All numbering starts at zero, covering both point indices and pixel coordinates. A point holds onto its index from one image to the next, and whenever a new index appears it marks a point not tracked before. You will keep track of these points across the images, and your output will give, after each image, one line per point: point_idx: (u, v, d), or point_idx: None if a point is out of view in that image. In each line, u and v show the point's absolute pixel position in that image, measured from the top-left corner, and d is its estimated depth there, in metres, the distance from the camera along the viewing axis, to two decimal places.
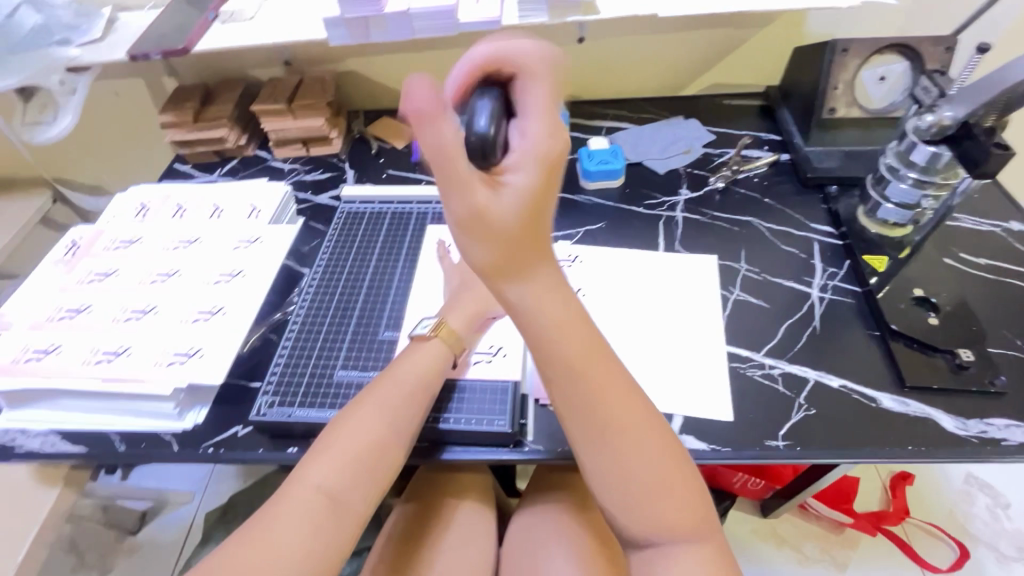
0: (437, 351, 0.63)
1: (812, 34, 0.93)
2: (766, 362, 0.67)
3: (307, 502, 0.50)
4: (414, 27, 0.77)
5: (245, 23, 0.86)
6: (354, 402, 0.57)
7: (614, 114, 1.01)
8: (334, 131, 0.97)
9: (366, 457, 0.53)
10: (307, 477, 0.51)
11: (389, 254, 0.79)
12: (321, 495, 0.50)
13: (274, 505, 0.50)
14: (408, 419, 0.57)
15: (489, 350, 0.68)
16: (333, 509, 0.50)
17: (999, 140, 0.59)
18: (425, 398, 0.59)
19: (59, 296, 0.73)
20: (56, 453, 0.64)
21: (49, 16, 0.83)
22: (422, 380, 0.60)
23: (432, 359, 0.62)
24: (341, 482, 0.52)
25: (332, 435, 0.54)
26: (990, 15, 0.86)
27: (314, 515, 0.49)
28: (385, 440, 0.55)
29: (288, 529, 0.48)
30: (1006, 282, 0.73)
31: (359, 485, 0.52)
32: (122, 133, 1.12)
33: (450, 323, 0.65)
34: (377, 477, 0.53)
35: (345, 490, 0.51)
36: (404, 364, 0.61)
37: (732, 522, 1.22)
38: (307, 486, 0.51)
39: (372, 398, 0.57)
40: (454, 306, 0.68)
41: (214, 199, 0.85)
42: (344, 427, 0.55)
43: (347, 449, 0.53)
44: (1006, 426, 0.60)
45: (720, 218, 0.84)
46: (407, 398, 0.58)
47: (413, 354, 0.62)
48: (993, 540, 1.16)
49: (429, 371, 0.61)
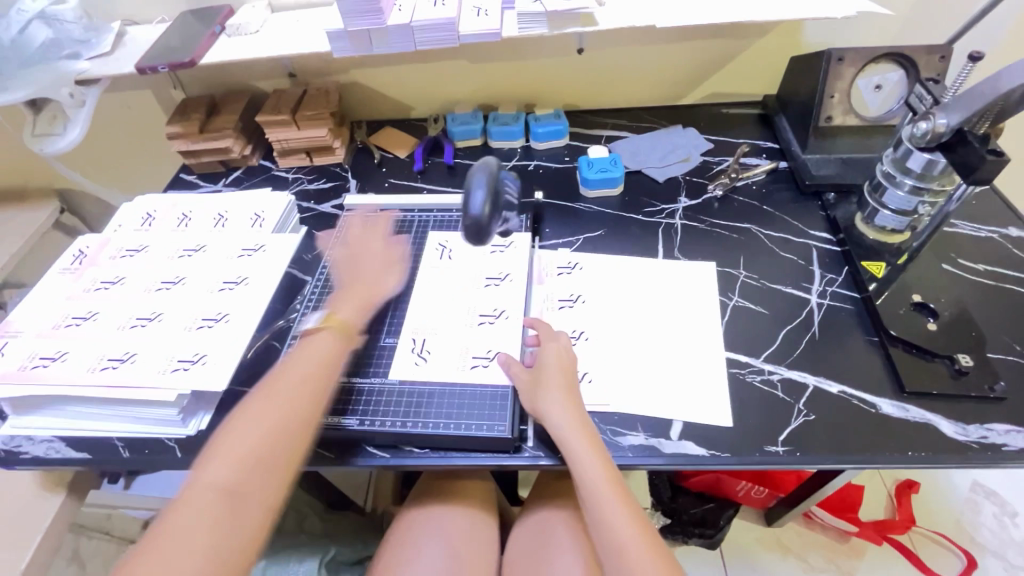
0: (328, 341, 0.63)
1: (809, 43, 0.95)
2: (766, 367, 0.67)
3: (204, 500, 0.49)
4: (416, 39, 0.78)
5: (250, 36, 0.88)
6: (247, 400, 0.57)
7: (614, 124, 1.03)
8: (338, 141, 0.99)
9: (260, 450, 0.53)
10: (201, 478, 0.50)
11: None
12: (216, 492, 0.50)
13: (170, 512, 0.49)
14: (304, 409, 0.57)
15: (487, 355, 0.68)
16: (233, 503, 0.50)
17: (993, 147, 0.60)
18: (318, 387, 0.59)
19: (65, 304, 0.74)
20: (62, 460, 0.66)
21: (59, 30, 0.86)
22: (315, 371, 0.60)
23: (323, 350, 0.62)
24: (239, 476, 0.51)
25: (225, 435, 0.54)
26: (985, 24, 0.87)
27: (210, 512, 0.48)
28: (282, 431, 0.55)
29: (185, 529, 0.47)
30: (1005, 287, 0.73)
31: (259, 478, 0.52)
32: (129, 144, 1.14)
33: (340, 315, 0.67)
34: (277, 468, 0.53)
35: (242, 483, 0.51)
36: (296, 360, 0.61)
37: (736, 531, 1.21)
38: (201, 487, 0.50)
39: (263, 395, 0.57)
40: (342, 298, 0.69)
41: (219, 208, 0.86)
42: (234, 429, 0.54)
43: (237, 446, 0.53)
44: (1007, 431, 0.60)
45: (719, 225, 0.85)
46: (298, 390, 0.58)
47: (304, 349, 0.62)
48: (1000, 549, 1.15)
49: (319, 362, 0.61)
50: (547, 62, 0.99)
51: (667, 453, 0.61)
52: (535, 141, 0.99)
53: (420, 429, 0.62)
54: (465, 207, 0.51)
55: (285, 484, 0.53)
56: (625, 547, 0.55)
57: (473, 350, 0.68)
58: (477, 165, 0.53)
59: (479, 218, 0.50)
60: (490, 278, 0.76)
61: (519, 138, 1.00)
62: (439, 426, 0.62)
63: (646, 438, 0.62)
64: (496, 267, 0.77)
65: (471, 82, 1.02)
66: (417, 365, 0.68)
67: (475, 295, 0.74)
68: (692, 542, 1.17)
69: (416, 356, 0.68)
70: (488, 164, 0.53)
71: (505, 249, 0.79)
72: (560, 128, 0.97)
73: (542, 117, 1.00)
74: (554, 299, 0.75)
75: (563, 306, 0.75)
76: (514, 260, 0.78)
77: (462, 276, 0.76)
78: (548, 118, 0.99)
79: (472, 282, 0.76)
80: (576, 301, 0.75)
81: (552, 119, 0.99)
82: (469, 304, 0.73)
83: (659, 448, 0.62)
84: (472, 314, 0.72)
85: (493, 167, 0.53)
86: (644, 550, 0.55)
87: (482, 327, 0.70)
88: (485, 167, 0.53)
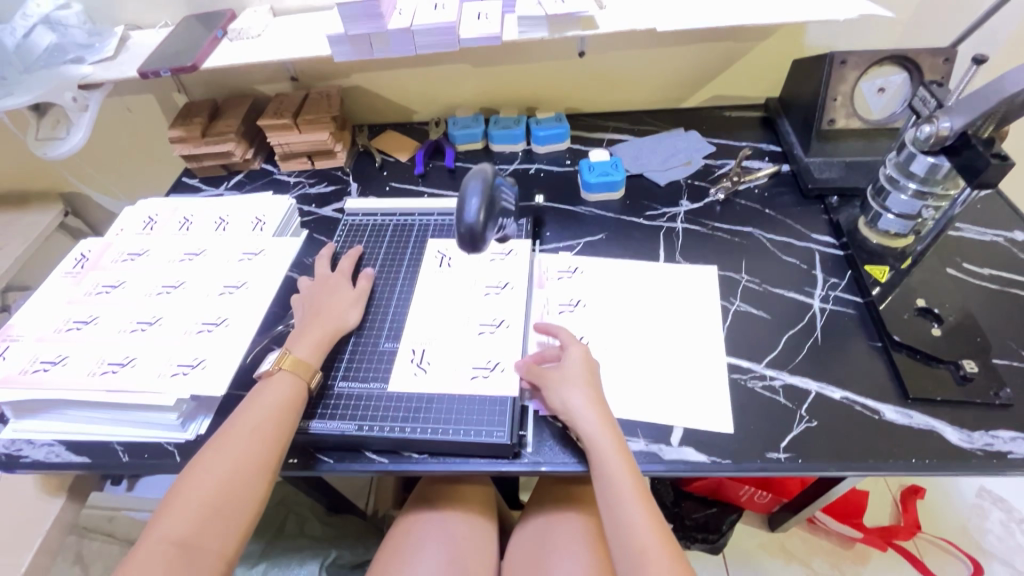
0: (286, 383, 0.62)
1: (811, 46, 0.94)
2: (767, 373, 0.67)
3: (156, 555, 0.50)
4: (417, 43, 0.78)
5: (252, 40, 0.88)
6: (206, 447, 0.57)
7: (615, 126, 1.03)
8: (339, 144, 0.99)
9: (213, 501, 0.53)
10: (156, 531, 0.51)
11: (386, 266, 0.80)
12: (169, 546, 0.50)
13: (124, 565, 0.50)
14: (259, 454, 0.56)
15: (487, 365, 0.67)
16: (185, 557, 0.50)
17: (998, 150, 0.59)
18: (276, 430, 0.58)
19: (66, 308, 0.74)
20: (61, 464, 0.66)
21: (63, 35, 0.87)
22: (271, 414, 0.59)
23: (284, 391, 0.61)
24: (192, 529, 0.51)
25: (182, 484, 0.54)
26: (990, 26, 0.86)
27: (161, 566, 0.49)
28: (236, 480, 0.55)
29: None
30: (1011, 292, 0.72)
31: (211, 530, 0.52)
32: (131, 148, 1.15)
33: (296, 354, 0.65)
34: (230, 517, 0.53)
35: (195, 537, 0.51)
36: (254, 403, 0.60)
37: (738, 536, 1.20)
38: (155, 540, 0.51)
39: (220, 441, 0.57)
40: (299, 336, 0.67)
41: (220, 212, 0.87)
42: (189, 479, 0.54)
43: (191, 497, 0.53)
44: (1013, 438, 0.59)
45: (721, 228, 0.84)
46: (254, 434, 0.57)
47: (264, 391, 0.61)
48: (1007, 556, 1.13)
49: (278, 403, 0.60)
50: (548, 65, 0.98)
51: (668, 459, 0.60)
52: (536, 145, 0.99)
53: (418, 435, 0.62)
54: (461, 215, 0.51)
55: (239, 533, 0.53)
56: (644, 543, 0.53)
57: (473, 360, 0.68)
58: (473, 172, 0.54)
59: (474, 226, 0.51)
60: (490, 286, 0.75)
61: (520, 141, 0.99)
62: (438, 433, 0.62)
63: (646, 445, 0.62)
64: (495, 275, 0.77)
65: (473, 86, 1.02)
66: (417, 375, 0.67)
67: (473, 303, 0.74)
68: (694, 547, 1.16)
69: (416, 366, 0.68)
70: (484, 170, 0.53)
71: (505, 256, 0.79)
72: (562, 131, 0.97)
73: (543, 121, 0.99)
74: (553, 303, 0.75)
75: (563, 311, 0.74)
76: (514, 267, 0.77)
77: (464, 281, 0.77)
78: (549, 121, 0.99)
79: (471, 288, 0.76)
80: (576, 305, 0.75)
81: (553, 122, 0.99)
82: (470, 312, 0.73)
83: (659, 454, 0.61)
84: (472, 324, 0.71)
85: (489, 173, 0.54)
86: (661, 547, 0.53)
87: (482, 336, 0.70)
88: (481, 174, 0.53)
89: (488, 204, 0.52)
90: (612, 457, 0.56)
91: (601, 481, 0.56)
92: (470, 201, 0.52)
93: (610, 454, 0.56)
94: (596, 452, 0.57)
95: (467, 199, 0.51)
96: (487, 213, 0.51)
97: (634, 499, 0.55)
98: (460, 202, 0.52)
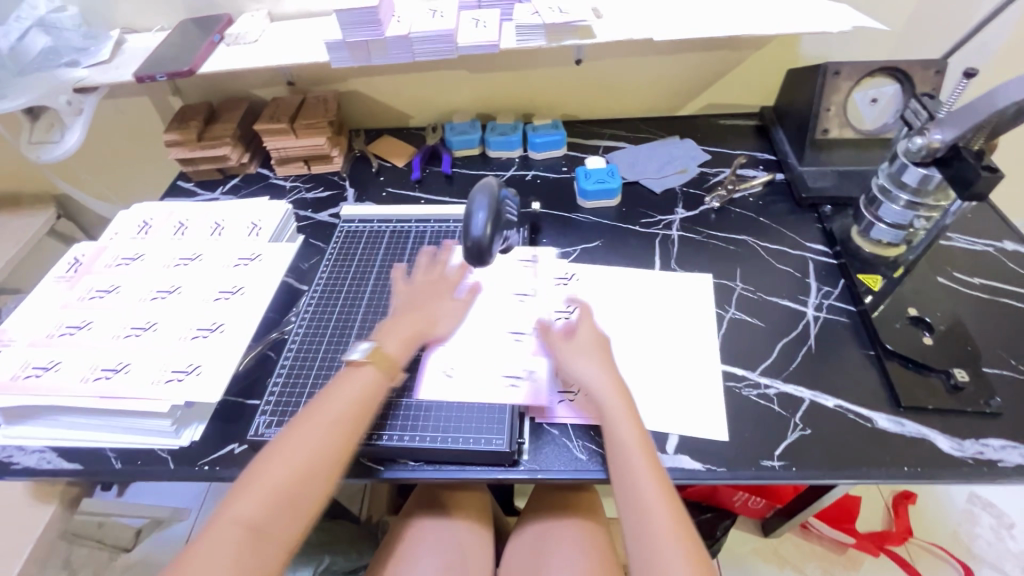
0: (370, 377, 0.61)
1: (805, 56, 0.95)
2: (762, 381, 0.67)
3: (227, 537, 0.50)
4: (414, 49, 0.78)
5: (249, 45, 0.88)
6: (283, 434, 0.57)
7: (612, 134, 1.03)
8: (336, 149, 0.99)
9: (285, 489, 0.53)
10: (229, 512, 0.51)
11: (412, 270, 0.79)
12: (239, 530, 0.50)
13: (196, 543, 0.50)
14: (334, 449, 0.56)
15: (518, 373, 0.66)
16: (253, 543, 0.50)
17: (988, 162, 0.60)
18: (353, 425, 0.58)
19: (59, 313, 0.74)
20: (53, 470, 0.65)
21: (58, 38, 0.87)
22: (350, 408, 0.59)
23: (366, 385, 0.61)
24: (263, 516, 0.51)
25: (257, 468, 0.54)
26: (980, 39, 0.87)
27: (231, 549, 0.49)
28: (310, 471, 0.54)
29: (208, 564, 0.48)
30: (1000, 301, 0.73)
31: (280, 518, 0.52)
32: (126, 151, 1.14)
33: (385, 349, 0.64)
34: (298, 508, 0.53)
35: (264, 524, 0.51)
36: (335, 393, 0.59)
37: (732, 541, 1.21)
38: (226, 522, 0.51)
39: (297, 429, 0.57)
40: (390, 329, 0.66)
41: (215, 216, 0.86)
42: (264, 463, 0.54)
43: (264, 483, 0.53)
44: (1002, 447, 0.60)
45: (716, 236, 0.85)
46: (331, 428, 0.57)
47: (345, 382, 0.61)
48: (997, 561, 1.14)
49: (358, 398, 0.59)
50: (546, 72, 0.99)
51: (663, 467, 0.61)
52: (533, 151, 0.99)
53: (417, 444, 0.62)
54: (467, 229, 0.53)
55: (304, 524, 0.53)
56: (659, 536, 0.52)
57: (504, 368, 0.67)
58: (479, 186, 0.56)
59: (480, 240, 0.53)
60: (522, 292, 0.75)
61: (517, 148, 1.00)
62: (437, 440, 0.62)
63: None
64: (527, 282, 0.76)
65: (470, 92, 1.03)
66: (444, 381, 0.66)
67: (501, 309, 0.73)
68: None
69: (444, 373, 0.67)
70: (489, 184, 0.55)
71: (533, 263, 0.79)
72: (559, 138, 0.98)
73: (540, 128, 1.00)
74: (550, 312, 0.73)
75: (559, 320, 0.72)
76: (542, 275, 0.78)
77: (494, 288, 0.75)
78: (546, 128, 0.99)
79: (503, 293, 0.75)
80: (572, 314, 0.73)
81: (550, 129, 0.99)
82: (499, 319, 0.72)
83: None
84: (502, 331, 0.71)
85: (494, 187, 0.56)
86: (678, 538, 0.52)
87: (511, 344, 0.69)
88: (487, 188, 0.55)
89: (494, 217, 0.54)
90: (628, 442, 0.57)
91: (620, 469, 0.56)
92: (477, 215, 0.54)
93: (633, 442, 0.57)
94: (619, 442, 0.57)
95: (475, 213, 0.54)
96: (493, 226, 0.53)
97: (652, 491, 0.54)
98: (468, 216, 0.54)
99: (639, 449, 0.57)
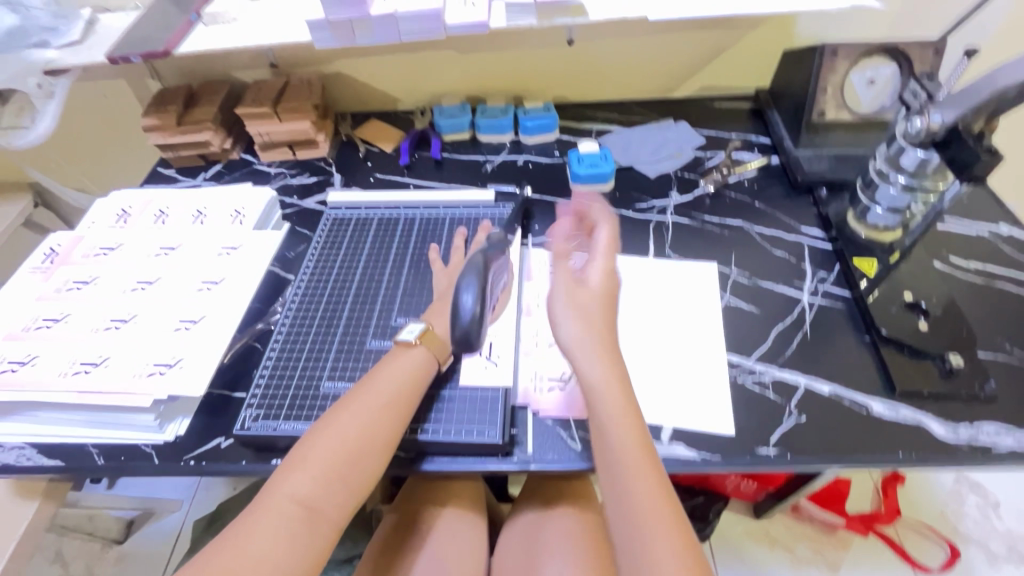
0: (420, 357, 0.61)
1: (802, 36, 0.93)
2: (757, 368, 0.67)
3: (281, 514, 0.49)
4: (400, 29, 0.75)
5: (228, 24, 0.85)
6: (334, 409, 0.56)
7: (605, 117, 1.01)
8: (321, 134, 0.96)
9: (342, 466, 0.52)
10: (283, 488, 0.50)
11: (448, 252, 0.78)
12: (296, 506, 0.49)
13: (247, 519, 0.49)
14: (387, 428, 0.56)
15: (561, 376, 0.66)
16: (310, 521, 0.49)
17: (988, 144, 0.59)
18: (404, 405, 0.58)
19: (35, 306, 0.71)
20: (33, 468, 0.63)
21: (26, 18, 0.82)
22: (402, 387, 0.59)
23: (416, 365, 0.61)
24: (318, 494, 0.51)
25: (307, 445, 0.53)
26: (979, 18, 0.86)
27: (288, 526, 0.48)
28: (363, 450, 0.54)
29: (263, 542, 0.47)
30: (996, 285, 0.73)
31: (335, 494, 0.51)
32: (101, 136, 1.10)
33: (435, 330, 0.64)
34: (350, 489, 0.52)
35: (322, 502, 0.50)
36: (385, 371, 0.60)
37: (725, 525, 1.22)
38: (283, 497, 0.50)
39: (350, 406, 0.56)
40: (440, 311, 0.66)
41: (197, 204, 0.84)
42: (317, 438, 0.54)
43: (320, 458, 0.52)
44: (997, 431, 0.60)
45: (711, 222, 0.83)
46: (385, 405, 0.57)
47: (396, 359, 0.61)
48: (983, 539, 1.16)
49: (410, 377, 0.59)
50: (539, 53, 0.96)
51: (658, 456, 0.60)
52: (524, 135, 0.97)
53: (411, 435, 0.61)
54: (458, 314, 0.60)
55: (354, 503, 0.53)
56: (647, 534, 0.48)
57: (547, 372, 0.67)
58: (467, 267, 0.63)
59: (467, 327, 0.60)
60: None
61: (508, 131, 0.97)
62: (430, 432, 0.61)
63: None
64: None
65: (460, 75, 1.00)
66: (488, 368, 0.65)
67: (540, 313, 0.72)
68: None
69: (485, 359, 0.66)
70: (476, 267, 0.62)
71: None
72: (551, 121, 0.95)
73: (531, 111, 0.97)
74: (544, 335, 0.70)
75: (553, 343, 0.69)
76: None
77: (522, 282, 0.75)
78: (537, 111, 0.97)
79: (535, 299, 0.74)
80: None
81: (542, 112, 0.97)
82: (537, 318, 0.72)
83: None
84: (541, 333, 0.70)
85: (481, 269, 0.63)
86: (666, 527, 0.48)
87: (551, 348, 0.69)
88: (475, 270, 0.62)
89: (483, 295, 0.62)
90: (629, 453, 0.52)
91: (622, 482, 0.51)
92: (465, 298, 0.61)
93: (638, 473, 0.51)
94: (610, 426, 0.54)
95: (462, 296, 0.61)
96: (481, 309, 0.60)
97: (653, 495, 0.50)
98: (457, 300, 0.61)
99: (647, 482, 0.51)
